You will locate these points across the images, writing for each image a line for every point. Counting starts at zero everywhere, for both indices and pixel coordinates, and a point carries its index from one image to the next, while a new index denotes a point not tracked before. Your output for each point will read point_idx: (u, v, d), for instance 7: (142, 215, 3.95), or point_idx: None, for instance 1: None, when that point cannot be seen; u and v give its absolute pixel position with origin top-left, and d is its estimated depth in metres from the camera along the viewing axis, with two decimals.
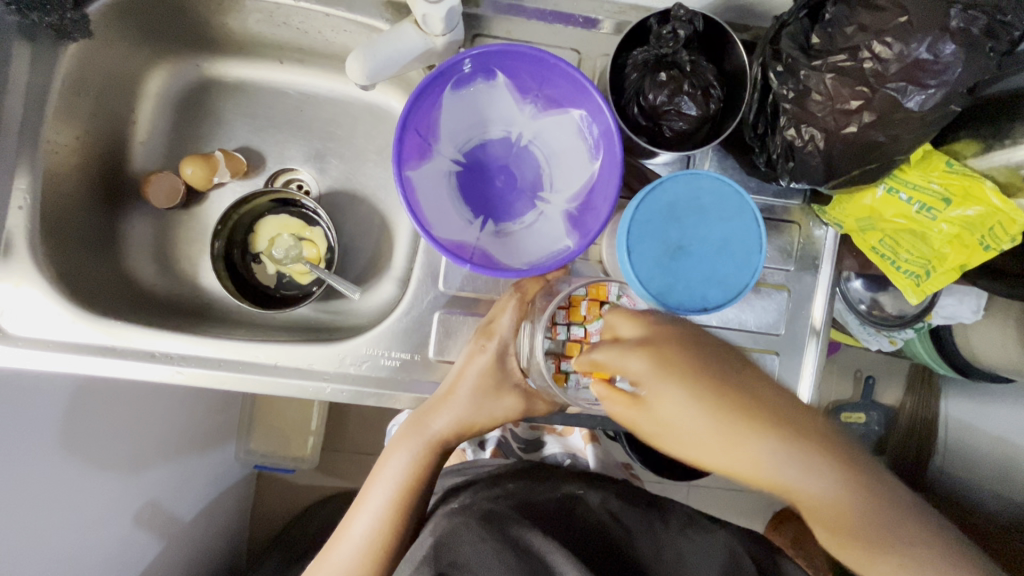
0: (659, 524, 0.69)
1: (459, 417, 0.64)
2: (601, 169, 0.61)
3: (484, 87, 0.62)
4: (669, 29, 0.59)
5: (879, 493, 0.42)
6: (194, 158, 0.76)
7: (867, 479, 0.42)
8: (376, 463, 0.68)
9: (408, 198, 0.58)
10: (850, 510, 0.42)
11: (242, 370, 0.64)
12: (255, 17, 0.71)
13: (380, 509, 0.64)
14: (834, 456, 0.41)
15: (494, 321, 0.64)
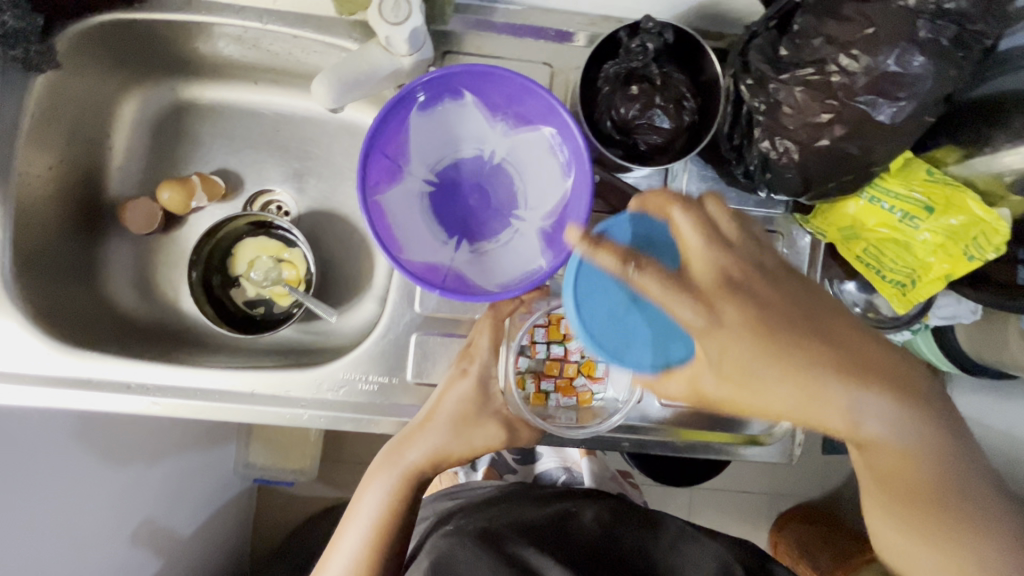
0: (648, 540, 0.69)
1: (434, 447, 0.63)
2: (574, 185, 0.59)
3: (452, 107, 0.61)
4: (638, 42, 0.59)
5: (806, 356, 0.44)
6: (170, 183, 0.75)
7: (795, 353, 0.44)
8: (353, 499, 0.66)
9: (376, 222, 0.57)
10: (788, 390, 0.44)
11: (220, 400, 0.64)
12: (225, 40, 0.71)
13: (357, 547, 0.62)
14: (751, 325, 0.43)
15: (469, 349, 0.64)
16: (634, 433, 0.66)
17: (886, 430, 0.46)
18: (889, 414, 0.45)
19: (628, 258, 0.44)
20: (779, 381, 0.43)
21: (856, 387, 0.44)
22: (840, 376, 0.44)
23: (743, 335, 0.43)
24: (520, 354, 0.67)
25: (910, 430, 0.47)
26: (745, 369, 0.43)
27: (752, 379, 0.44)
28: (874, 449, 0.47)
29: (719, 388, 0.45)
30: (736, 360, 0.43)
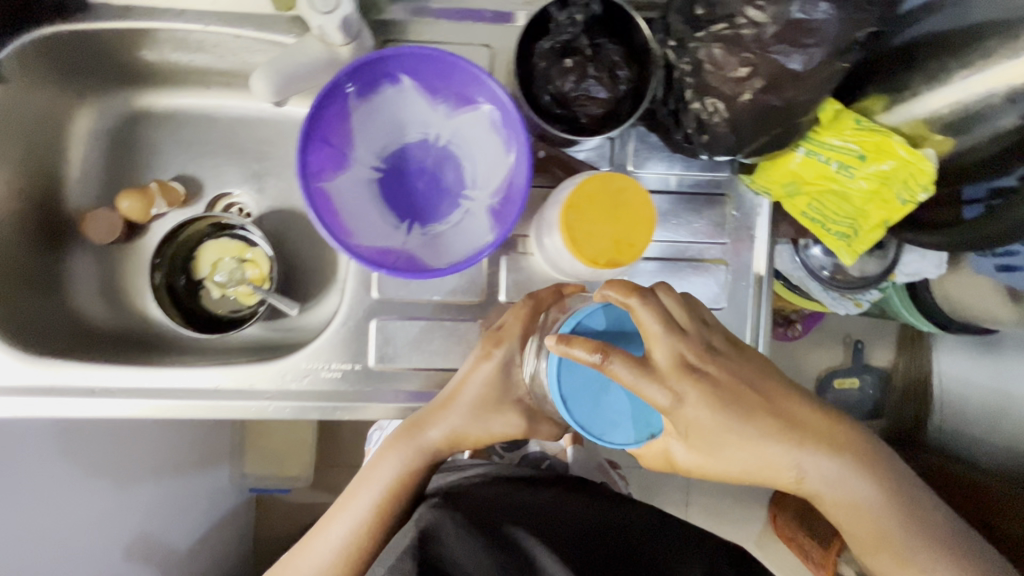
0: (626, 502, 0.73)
1: (453, 428, 0.64)
2: (516, 160, 0.60)
3: (392, 91, 0.61)
4: (567, 15, 0.61)
5: (795, 444, 0.57)
6: (129, 192, 0.76)
7: (788, 437, 0.56)
8: (363, 469, 0.67)
9: (322, 209, 0.58)
10: (774, 456, 0.56)
11: (187, 398, 0.65)
12: (171, 46, 0.72)
13: (361, 513, 0.64)
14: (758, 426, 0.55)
15: (501, 334, 0.64)
16: None
17: (862, 488, 0.59)
18: (844, 467, 0.58)
19: (598, 352, 0.49)
20: (764, 439, 0.56)
21: (813, 450, 0.57)
22: (801, 446, 0.57)
23: (715, 410, 0.53)
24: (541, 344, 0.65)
25: (875, 484, 0.59)
26: (720, 432, 0.54)
27: (725, 442, 0.55)
28: (840, 500, 0.59)
29: (697, 453, 0.55)
30: (718, 425, 0.54)
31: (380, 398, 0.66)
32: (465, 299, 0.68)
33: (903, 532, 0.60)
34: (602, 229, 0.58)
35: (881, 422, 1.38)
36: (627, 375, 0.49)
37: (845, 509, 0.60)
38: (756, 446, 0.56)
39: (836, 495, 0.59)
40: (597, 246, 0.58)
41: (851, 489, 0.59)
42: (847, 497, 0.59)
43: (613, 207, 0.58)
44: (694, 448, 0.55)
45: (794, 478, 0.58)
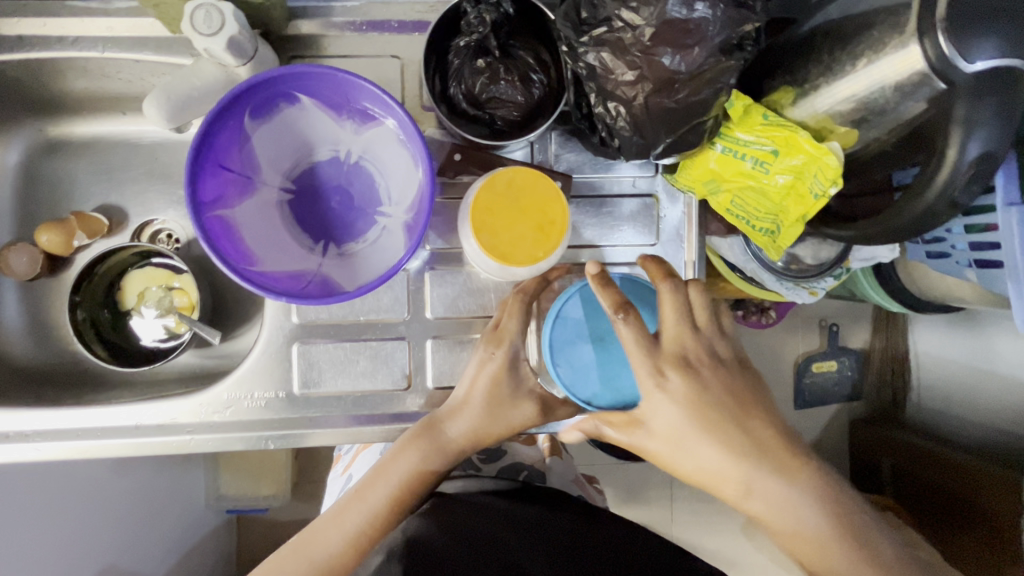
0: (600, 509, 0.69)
1: (473, 427, 0.63)
2: (424, 175, 0.59)
3: (294, 111, 0.60)
4: (477, 14, 0.57)
5: (758, 463, 0.54)
6: (48, 226, 0.75)
7: (751, 454, 0.54)
8: (370, 469, 0.64)
9: (221, 238, 0.57)
10: (730, 467, 0.54)
11: (105, 437, 0.63)
12: (75, 74, 0.70)
13: (371, 513, 0.62)
14: (725, 437, 0.54)
15: (502, 324, 0.63)
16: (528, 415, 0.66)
17: (809, 519, 0.54)
18: (802, 498, 0.54)
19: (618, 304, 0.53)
20: (722, 452, 0.53)
21: (779, 472, 0.54)
22: (760, 465, 0.54)
23: (689, 412, 0.53)
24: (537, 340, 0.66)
25: (827, 513, 0.54)
26: (682, 433, 0.54)
27: (684, 437, 0.54)
28: (794, 534, 0.54)
29: (659, 440, 0.55)
30: (681, 424, 0.54)
31: (308, 424, 0.64)
32: (389, 318, 0.66)
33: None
34: (519, 228, 0.51)
35: (857, 405, 1.37)
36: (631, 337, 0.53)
37: (792, 540, 0.55)
38: (712, 453, 0.54)
39: (787, 524, 0.54)
40: (527, 247, 0.51)
41: (808, 523, 0.54)
42: (802, 534, 0.54)
43: (519, 202, 0.50)
44: (661, 437, 0.54)
45: (741, 494, 0.54)
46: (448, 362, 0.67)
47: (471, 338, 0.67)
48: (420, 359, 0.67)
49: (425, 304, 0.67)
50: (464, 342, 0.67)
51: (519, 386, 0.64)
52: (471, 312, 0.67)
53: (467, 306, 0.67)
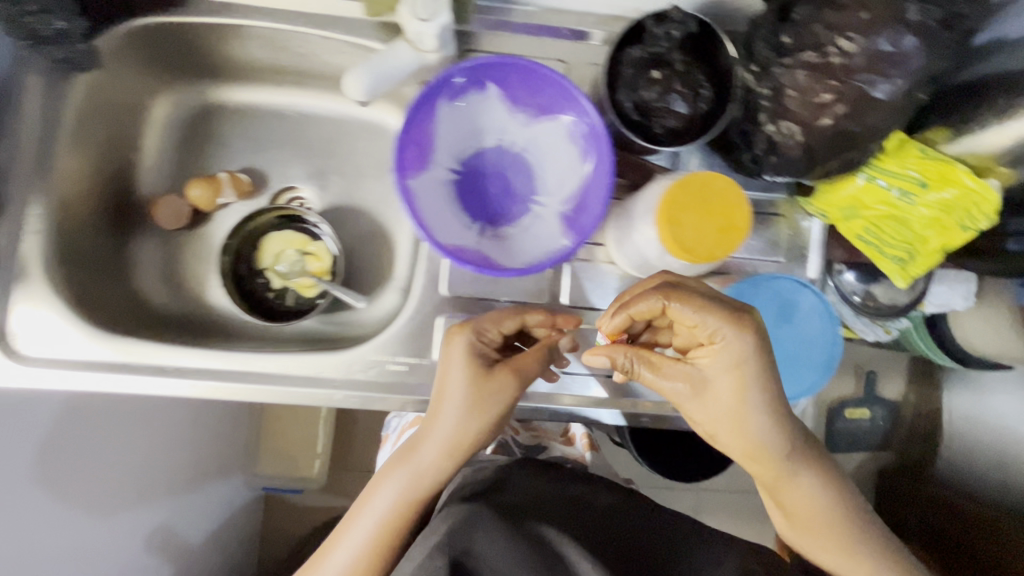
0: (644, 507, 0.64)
1: (441, 452, 0.61)
2: (593, 170, 0.63)
3: (477, 98, 0.64)
4: (663, 30, 0.62)
5: (801, 433, 0.59)
6: (199, 180, 0.79)
7: (799, 425, 0.58)
8: (370, 482, 0.65)
9: (406, 203, 0.61)
10: (773, 434, 0.57)
11: (252, 382, 0.66)
12: (256, 43, 0.74)
13: (360, 545, 0.61)
14: (790, 409, 0.57)
15: (528, 354, 0.62)
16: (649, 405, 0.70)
17: (807, 487, 0.61)
18: (799, 476, 0.60)
19: (630, 306, 0.55)
20: (773, 422, 0.56)
21: (804, 446, 0.60)
22: (783, 447, 0.58)
23: (739, 385, 0.54)
24: None
25: (820, 484, 0.61)
26: (743, 406, 0.55)
27: (751, 400, 0.55)
28: (791, 494, 0.61)
29: (719, 399, 0.55)
30: (738, 399, 0.55)
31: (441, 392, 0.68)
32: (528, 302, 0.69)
33: (838, 552, 0.61)
34: (707, 225, 0.52)
35: None
36: (684, 319, 0.54)
37: (790, 510, 0.62)
38: (764, 421, 0.56)
39: (790, 499, 0.61)
40: (709, 245, 0.52)
41: (804, 489, 0.61)
42: (793, 494, 0.62)
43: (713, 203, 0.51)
44: (721, 399, 0.56)
45: (783, 457, 0.59)
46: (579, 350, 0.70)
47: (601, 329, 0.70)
48: None
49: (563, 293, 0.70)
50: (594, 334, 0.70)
51: (488, 403, 0.60)
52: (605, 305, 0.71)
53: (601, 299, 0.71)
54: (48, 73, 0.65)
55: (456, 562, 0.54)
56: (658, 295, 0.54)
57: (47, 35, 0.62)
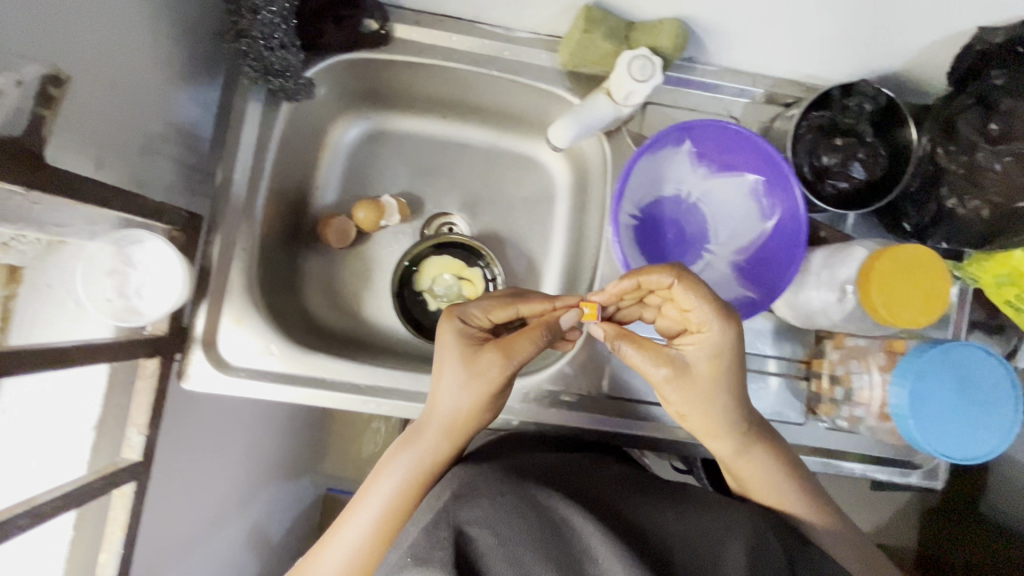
0: (673, 497, 0.58)
1: (443, 428, 0.61)
2: (776, 227, 0.67)
3: (669, 152, 0.68)
4: (855, 102, 0.67)
5: (712, 410, 0.60)
6: (364, 203, 0.82)
7: (707, 398, 0.60)
8: (375, 465, 0.63)
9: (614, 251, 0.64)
10: (719, 406, 0.60)
11: None
12: (439, 79, 0.78)
13: (370, 522, 0.59)
14: (695, 382, 0.59)
15: (528, 334, 0.60)
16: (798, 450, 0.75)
17: (775, 472, 0.63)
18: (750, 451, 0.63)
19: (637, 275, 0.59)
20: (727, 394, 0.60)
21: (732, 422, 0.61)
22: (734, 416, 0.61)
23: (715, 367, 0.58)
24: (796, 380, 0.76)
25: (777, 464, 0.63)
26: (721, 382, 0.59)
27: (696, 378, 0.59)
28: (755, 474, 0.63)
29: (687, 381, 0.59)
30: (718, 377, 0.59)
31: (609, 423, 0.73)
32: None
33: (766, 494, 0.63)
34: (912, 294, 0.56)
35: None
36: (686, 304, 0.58)
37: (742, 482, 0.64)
38: (719, 396, 0.60)
39: (742, 468, 0.63)
40: (914, 313, 0.56)
41: (769, 471, 0.63)
42: (762, 478, 0.63)
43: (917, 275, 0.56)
44: (693, 381, 0.59)
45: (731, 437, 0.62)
46: None
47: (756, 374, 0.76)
48: None
49: None
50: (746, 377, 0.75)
51: (489, 377, 0.59)
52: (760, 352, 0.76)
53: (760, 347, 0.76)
54: (264, 101, 0.70)
55: (461, 531, 0.50)
56: (660, 278, 0.58)
57: (278, 68, 0.66)
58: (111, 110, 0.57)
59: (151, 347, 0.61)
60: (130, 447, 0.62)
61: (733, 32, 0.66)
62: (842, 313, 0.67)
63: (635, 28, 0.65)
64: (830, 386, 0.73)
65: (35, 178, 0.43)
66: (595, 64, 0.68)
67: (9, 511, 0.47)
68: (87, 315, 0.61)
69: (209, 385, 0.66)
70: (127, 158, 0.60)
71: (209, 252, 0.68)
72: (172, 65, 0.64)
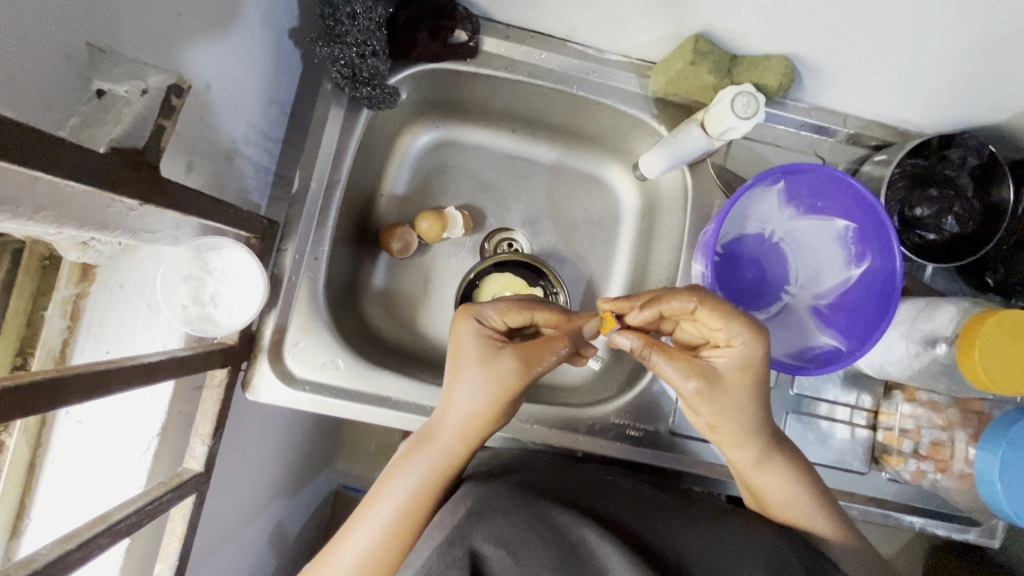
0: (697, 511, 0.54)
1: (463, 431, 0.57)
2: (863, 276, 0.66)
3: (760, 191, 0.66)
4: (957, 155, 0.66)
5: (742, 423, 0.57)
6: (428, 214, 0.79)
7: (738, 411, 0.56)
8: (384, 469, 0.58)
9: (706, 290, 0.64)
10: (749, 419, 0.57)
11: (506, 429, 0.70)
12: (518, 94, 0.75)
13: (379, 530, 0.53)
14: (731, 395, 0.55)
15: (553, 342, 0.57)
16: (866, 504, 0.72)
17: (797, 488, 0.59)
18: (770, 463, 0.59)
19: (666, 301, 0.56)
20: (757, 406, 0.56)
21: (753, 434, 0.58)
22: (763, 425, 0.58)
23: (743, 380, 0.55)
24: (862, 428, 0.73)
25: (800, 478, 0.60)
26: (751, 397, 0.56)
27: (728, 391, 0.55)
28: (777, 487, 0.59)
29: (722, 394, 0.55)
30: (746, 393, 0.55)
31: (676, 462, 0.72)
32: None
33: (788, 510, 0.59)
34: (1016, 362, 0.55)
35: None
36: (711, 325, 0.54)
37: (760, 497, 0.61)
38: (750, 409, 0.56)
39: (760, 481, 0.60)
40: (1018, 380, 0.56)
41: (789, 486, 0.59)
42: (781, 492, 0.59)
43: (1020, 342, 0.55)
44: (726, 395, 0.55)
45: (755, 452, 0.58)
46: (799, 436, 0.72)
47: (822, 419, 0.73)
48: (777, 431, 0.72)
49: (791, 380, 0.73)
50: (815, 425, 0.73)
51: (506, 385, 0.56)
52: (828, 398, 0.73)
53: (826, 392, 0.73)
54: (346, 107, 0.68)
55: (475, 553, 0.45)
56: (682, 300, 0.55)
57: (366, 76, 0.63)
58: (205, 112, 0.55)
59: (223, 357, 0.59)
60: (194, 457, 0.60)
61: (837, 73, 0.64)
62: (919, 365, 0.67)
63: (738, 63, 0.64)
64: (898, 436, 0.71)
65: (153, 191, 0.40)
66: (688, 93, 0.68)
67: (90, 529, 0.45)
68: (160, 320, 0.58)
69: (276, 397, 0.65)
70: (213, 161, 0.58)
71: (281, 259, 0.67)
72: (259, 65, 0.62)
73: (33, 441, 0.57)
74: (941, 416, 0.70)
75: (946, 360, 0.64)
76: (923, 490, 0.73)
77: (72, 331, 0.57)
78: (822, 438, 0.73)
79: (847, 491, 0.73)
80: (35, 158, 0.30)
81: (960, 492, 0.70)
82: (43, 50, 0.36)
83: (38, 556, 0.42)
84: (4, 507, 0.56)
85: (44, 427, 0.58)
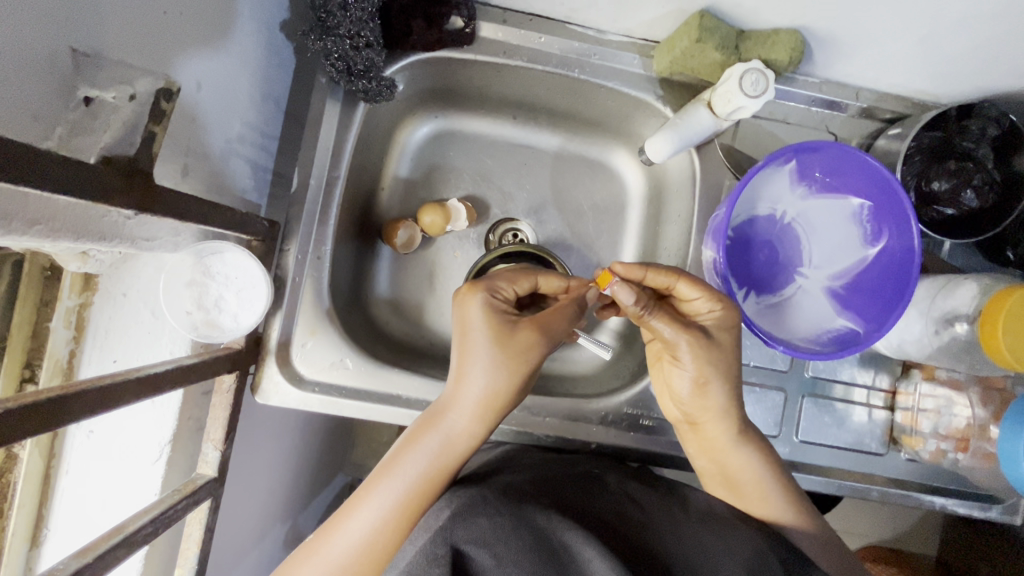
0: (677, 509, 0.55)
1: (476, 412, 0.56)
2: (880, 256, 0.64)
3: (772, 172, 0.65)
4: (977, 126, 0.63)
5: (715, 395, 0.59)
6: (431, 207, 0.77)
7: (713, 383, 0.59)
8: (387, 455, 0.56)
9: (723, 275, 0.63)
10: (721, 395, 0.59)
11: (519, 423, 0.70)
12: (516, 79, 0.73)
13: (390, 506, 0.53)
14: (704, 366, 0.58)
15: (559, 309, 0.60)
16: (883, 485, 0.71)
17: (766, 475, 0.61)
18: (741, 443, 0.61)
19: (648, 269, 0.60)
20: (730, 384, 0.59)
21: (727, 411, 0.60)
22: (736, 408, 0.60)
23: (728, 345, 0.59)
24: (876, 408, 0.72)
25: (768, 466, 0.61)
26: (725, 370, 0.59)
27: (703, 362, 0.58)
28: (744, 467, 0.61)
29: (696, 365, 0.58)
30: (722, 365, 0.59)
31: None
32: (776, 369, 0.71)
33: (759, 501, 0.60)
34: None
35: None
36: (689, 296, 0.60)
37: (733, 483, 0.61)
38: (723, 385, 0.59)
39: (731, 468, 0.61)
40: None
41: (757, 467, 0.61)
42: (748, 472, 0.61)
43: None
44: (700, 364, 0.58)
45: (727, 429, 0.61)
46: (815, 420, 0.71)
47: (837, 402, 0.72)
48: (792, 414, 0.71)
49: (806, 362, 0.71)
50: (832, 409, 0.72)
51: (524, 358, 0.56)
52: (844, 378, 0.72)
53: (843, 374, 0.72)
54: (342, 101, 0.66)
55: (457, 552, 0.46)
56: (660, 270, 0.59)
57: (361, 68, 0.61)
58: (199, 113, 0.53)
59: (231, 362, 0.58)
60: (207, 462, 0.60)
61: (849, 45, 0.62)
62: (937, 344, 0.65)
63: (745, 39, 0.62)
64: (916, 416, 0.70)
65: (147, 201, 0.39)
66: (693, 72, 0.66)
67: (106, 542, 0.46)
68: (165, 326, 0.58)
69: (286, 399, 0.65)
70: (209, 162, 0.57)
71: (284, 260, 0.66)
72: (252, 62, 0.60)
73: (46, 453, 0.57)
74: (962, 395, 0.68)
75: (966, 339, 0.63)
76: (941, 471, 0.72)
77: (77, 341, 0.56)
78: (839, 420, 0.72)
79: (865, 473, 0.72)
80: (19, 171, 0.29)
81: (983, 471, 0.68)
82: (24, 57, 0.34)
83: (55, 571, 0.42)
84: (23, 518, 0.56)
85: (56, 438, 0.58)
